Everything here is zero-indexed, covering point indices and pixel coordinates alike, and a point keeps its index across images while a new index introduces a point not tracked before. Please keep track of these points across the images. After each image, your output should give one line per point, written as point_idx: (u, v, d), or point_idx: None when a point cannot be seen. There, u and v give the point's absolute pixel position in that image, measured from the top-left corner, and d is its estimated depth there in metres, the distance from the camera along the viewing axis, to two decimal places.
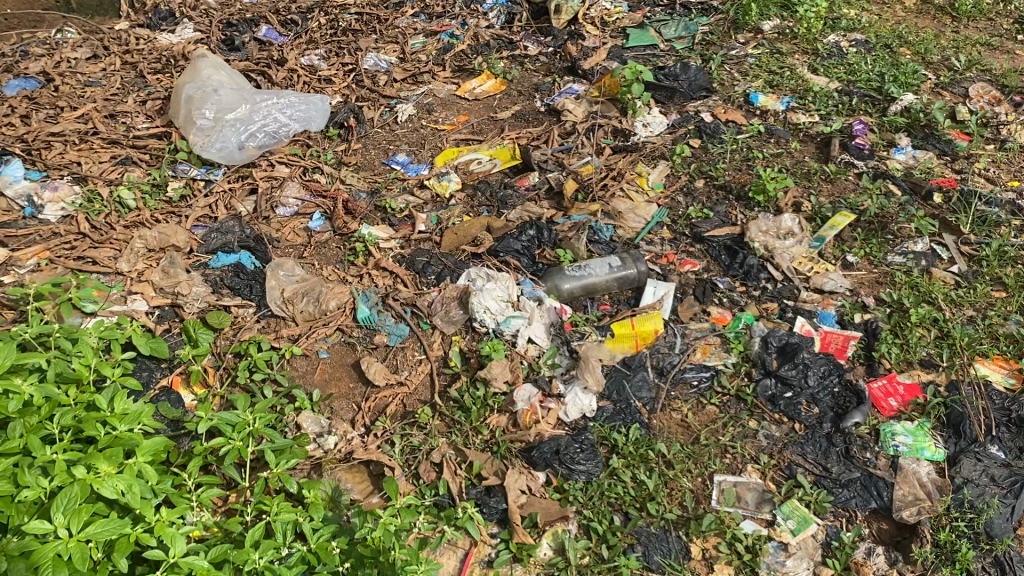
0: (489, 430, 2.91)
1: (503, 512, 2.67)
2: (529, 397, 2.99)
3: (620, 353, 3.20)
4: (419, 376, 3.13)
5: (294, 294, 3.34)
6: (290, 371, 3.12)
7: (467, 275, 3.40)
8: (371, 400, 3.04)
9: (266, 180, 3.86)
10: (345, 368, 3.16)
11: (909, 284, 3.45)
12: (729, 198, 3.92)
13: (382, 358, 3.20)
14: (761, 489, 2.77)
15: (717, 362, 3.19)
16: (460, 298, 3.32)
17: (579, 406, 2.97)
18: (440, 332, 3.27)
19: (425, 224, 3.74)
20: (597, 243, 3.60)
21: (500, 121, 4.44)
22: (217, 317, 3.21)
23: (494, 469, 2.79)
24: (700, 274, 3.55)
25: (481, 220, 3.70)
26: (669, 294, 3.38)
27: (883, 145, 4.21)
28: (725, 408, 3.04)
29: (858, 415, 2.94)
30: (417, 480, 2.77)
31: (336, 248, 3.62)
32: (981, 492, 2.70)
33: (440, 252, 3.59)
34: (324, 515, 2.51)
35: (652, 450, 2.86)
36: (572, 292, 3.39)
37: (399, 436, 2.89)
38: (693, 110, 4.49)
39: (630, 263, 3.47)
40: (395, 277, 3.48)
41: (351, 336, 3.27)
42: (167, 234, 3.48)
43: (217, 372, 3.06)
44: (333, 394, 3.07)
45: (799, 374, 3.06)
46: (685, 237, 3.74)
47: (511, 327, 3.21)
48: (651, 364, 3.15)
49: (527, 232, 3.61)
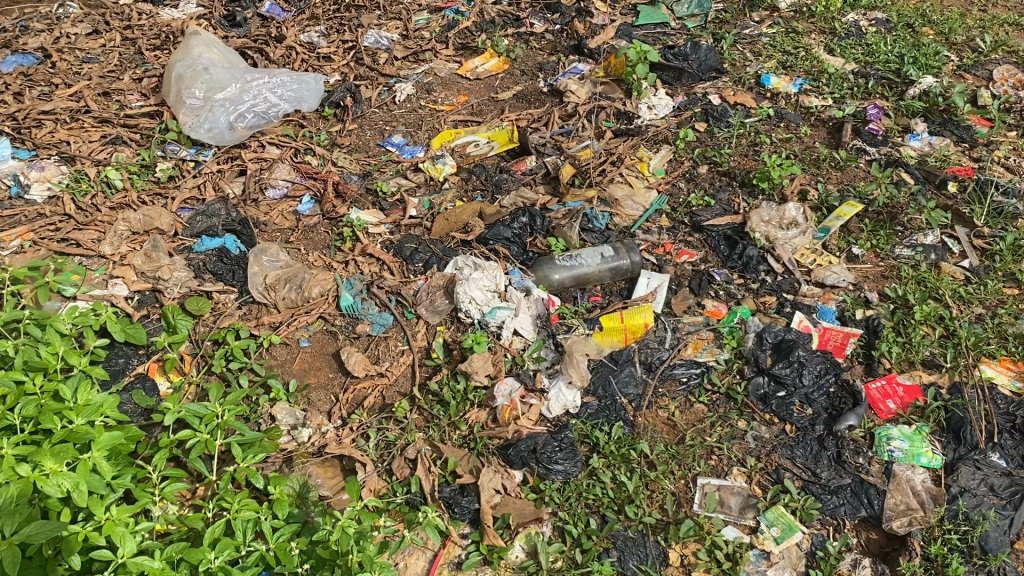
0: (467, 426, 2.84)
1: (475, 512, 2.59)
2: (510, 392, 2.89)
3: (608, 347, 3.08)
4: (400, 368, 3.06)
5: (277, 280, 3.26)
6: (269, 360, 3.07)
7: (454, 262, 3.30)
8: (350, 392, 2.97)
9: (256, 161, 3.78)
10: (325, 358, 3.10)
11: (915, 278, 3.30)
12: (733, 185, 3.78)
13: (363, 348, 3.13)
14: (745, 493, 2.67)
15: (708, 358, 3.08)
16: (446, 287, 3.22)
17: (562, 402, 2.88)
18: (425, 322, 3.18)
19: (417, 208, 3.64)
20: (591, 232, 3.48)
21: (501, 101, 4.32)
22: (196, 302, 3.16)
23: (469, 466, 2.71)
24: (697, 266, 3.43)
25: (473, 205, 3.59)
26: (663, 286, 3.26)
27: (898, 131, 4.03)
28: (714, 407, 2.94)
29: (852, 418, 2.82)
30: (390, 477, 2.70)
31: (324, 233, 3.54)
32: (977, 503, 2.57)
33: (430, 239, 3.49)
34: (289, 512, 2.45)
35: (634, 450, 2.77)
36: (563, 282, 3.27)
37: (375, 430, 2.82)
38: (701, 92, 4.34)
39: (623, 253, 3.33)
40: (381, 264, 3.38)
41: (333, 325, 3.20)
42: (151, 216, 3.42)
43: (194, 360, 3.01)
44: (311, 385, 3.01)
45: (793, 373, 2.93)
46: (684, 226, 3.61)
47: (496, 317, 3.09)
48: (639, 359, 3.05)
49: (519, 218, 3.49)
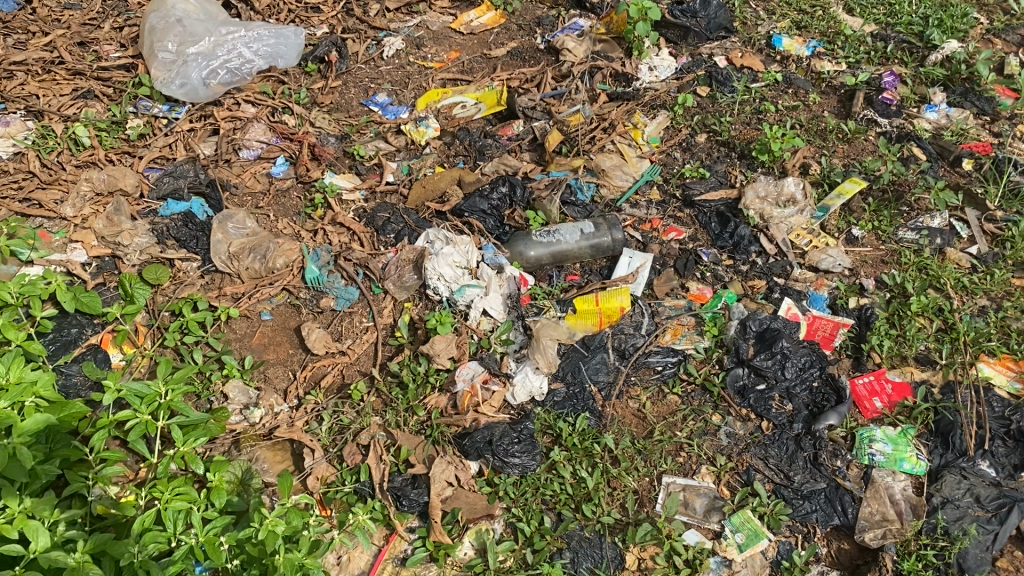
0: (425, 411, 2.71)
1: (425, 505, 2.47)
2: (472, 377, 2.76)
3: (580, 331, 2.93)
4: (362, 346, 2.93)
5: (241, 248, 3.11)
6: (227, 334, 2.94)
7: (426, 236, 3.14)
8: (308, 370, 2.85)
9: (229, 120, 3.62)
10: (286, 332, 2.98)
11: (917, 264, 3.08)
12: (732, 155, 3.55)
13: (326, 324, 3.00)
14: (712, 496, 2.53)
15: (687, 346, 2.91)
16: (415, 262, 3.06)
17: (527, 389, 2.73)
18: (392, 297, 3.05)
19: (394, 173, 3.49)
20: (573, 205, 3.28)
21: (493, 59, 4.12)
22: (155, 270, 3.02)
23: (423, 455, 2.58)
24: (685, 244, 3.23)
25: (453, 172, 3.41)
26: (645, 266, 3.07)
27: (914, 101, 3.76)
28: (688, 399, 2.78)
29: (833, 417, 2.65)
30: (340, 463, 2.58)
31: (297, 198, 3.40)
32: (959, 516, 2.39)
33: (404, 208, 3.34)
34: (227, 501, 2.36)
35: (597, 443, 2.63)
36: (539, 259, 3.11)
37: (329, 412, 2.70)
38: (707, 53, 4.07)
39: (605, 229, 3.15)
40: (351, 234, 3.24)
41: (297, 297, 3.07)
42: (115, 177, 3.28)
43: (149, 331, 2.91)
44: (269, 361, 2.89)
45: (775, 365, 2.75)
46: (675, 199, 3.40)
47: (465, 296, 2.95)
48: (612, 345, 2.88)
49: (499, 188, 3.30)
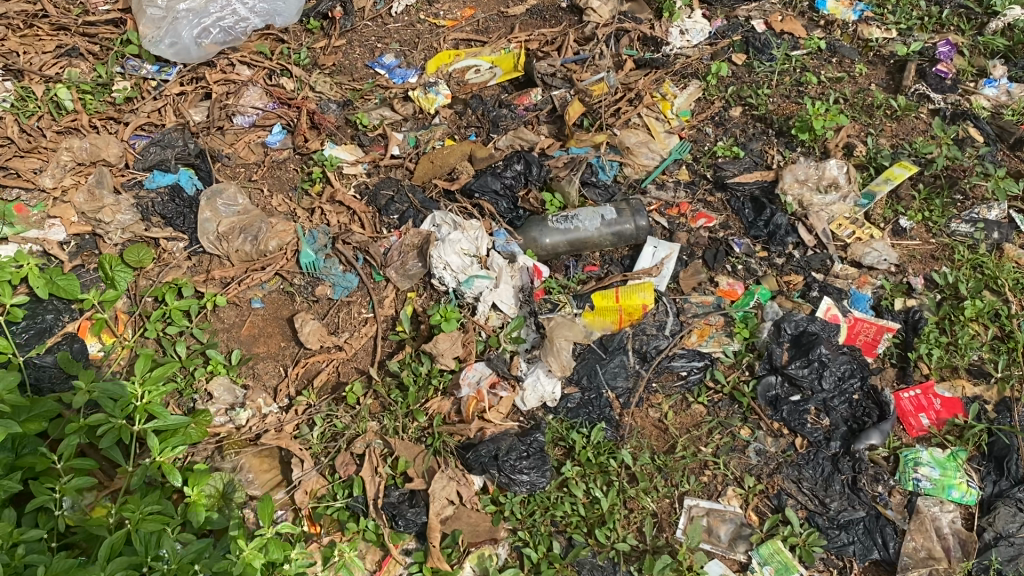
0: (426, 417, 2.48)
1: (423, 526, 2.25)
2: (478, 380, 2.52)
3: (598, 329, 2.68)
4: (360, 341, 2.70)
5: (230, 228, 2.88)
6: (214, 323, 2.72)
7: (432, 218, 2.89)
8: (301, 366, 2.63)
9: (222, 84, 3.34)
10: (279, 322, 2.76)
11: (971, 262, 2.79)
12: (768, 132, 3.25)
13: (322, 314, 2.77)
14: (739, 522, 2.29)
15: (715, 349, 2.65)
16: (420, 248, 2.82)
17: (538, 394, 2.49)
18: (394, 287, 2.81)
19: (399, 146, 3.23)
20: (593, 187, 3.00)
21: (511, 18, 3.79)
22: (136, 252, 2.76)
23: (422, 468, 2.36)
24: (715, 232, 2.95)
25: (464, 146, 3.17)
26: (671, 258, 2.82)
27: (971, 75, 3.44)
28: (714, 410, 2.54)
29: (875, 436, 2.41)
30: (332, 475, 2.37)
31: (293, 171, 3.15)
32: (1015, 555, 2.16)
33: (410, 184, 3.08)
34: (205, 518, 2.14)
35: (613, 459, 2.39)
36: (555, 247, 2.84)
37: (321, 415, 2.48)
38: (744, 15, 3.71)
39: (628, 215, 2.88)
40: (351, 214, 2.99)
41: (291, 283, 2.83)
42: (98, 146, 3.02)
43: (130, 319, 2.68)
44: (258, 355, 2.67)
45: (812, 375, 2.51)
46: (705, 180, 3.11)
47: (473, 288, 2.71)
48: (632, 347, 2.63)
49: (513, 165, 3.01)
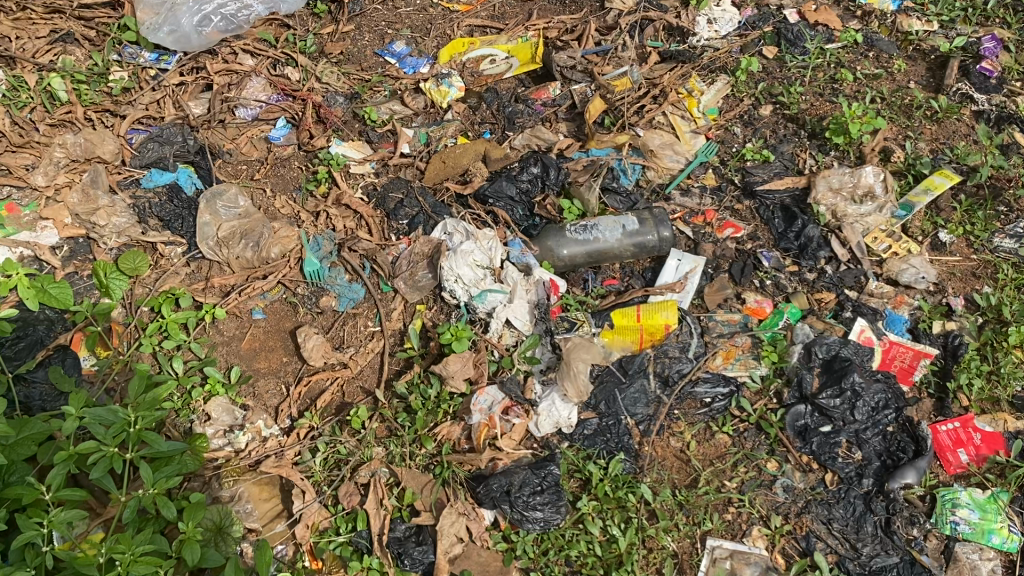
0: (435, 444, 2.35)
1: (429, 566, 2.13)
2: (490, 406, 2.38)
3: (618, 349, 2.55)
4: (366, 357, 2.56)
5: (231, 233, 2.73)
6: (213, 336, 2.59)
7: (443, 226, 2.74)
8: (304, 385, 2.50)
9: (223, 74, 3.18)
10: (281, 335, 2.62)
11: (1016, 282, 2.62)
12: (800, 134, 3.07)
13: (326, 327, 2.63)
14: (764, 565, 2.15)
15: (740, 373, 2.51)
16: (431, 257, 2.68)
17: (553, 420, 2.37)
18: (402, 298, 2.67)
19: (410, 143, 3.06)
20: (614, 193, 2.85)
21: (529, 3, 3.58)
22: (132, 259, 2.63)
23: (430, 500, 2.24)
24: (742, 244, 2.80)
25: (478, 145, 3.01)
26: (695, 272, 2.67)
27: (1018, 72, 3.23)
28: (739, 440, 2.40)
29: (910, 475, 2.26)
30: (335, 506, 2.25)
31: (297, 169, 3.00)
32: None
33: (420, 186, 2.93)
34: (201, 555, 2.01)
35: (632, 493, 2.27)
36: (573, 258, 2.69)
37: (324, 440, 2.35)
38: (775, 4, 3.50)
39: (651, 225, 2.71)
40: (358, 218, 2.83)
41: (294, 292, 2.69)
42: (92, 141, 2.86)
43: (125, 332, 2.55)
44: (259, 371, 2.54)
45: (843, 406, 2.36)
46: (733, 187, 2.94)
47: (486, 303, 2.57)
48: (653, 370, 2.48)
49: (530, 168, 2.86)
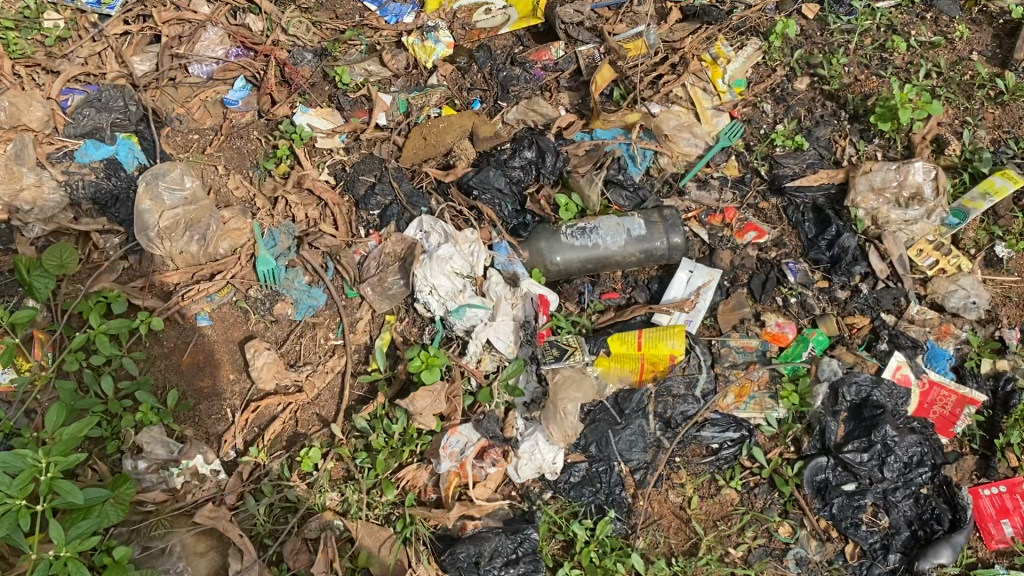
0: (398, 490, 2.05)
1: None
2: (463, 449, 2.07)
3: (614, 381, 2.20)
4: (324, 378, 2.24)
5: (174, 222, 2.35)
6: (152, 349, 2.26)
7: (419, 223, 2.37)
8: (252, 411, 2.19)
9: (173, 25, 2.74)
10: (229, 348, 2.30)
11: None
12: (840, 115, 2.64)
13: (280, 340, 2.30)
14: None
15: (754, 415, 2.18)
16: (404, 260, 2.33)
17: (536, 465, 2.06)
18: (369, 307, 2.33)
19: (386, 113, 2.65)
20: (619, 187, 2.45)
21: None
22: (60, 252, 2.26)
23: (388, 564, 1.93)
24: (765, 252, 2.42)
25: (466, 120, 2.61)
26: (708, 287, 2.33)
27: None
28: (748, 498, 2.11)
29: (945, 553, 1.95)
30: (280, 566, 1.96)
31: (256, 140, 2.60)
32: None
33: (396, 168, 2.53)
34: None
35: (622, 563, 1.98)
36: (568, 265, 2.33)
37: (269, 482, 2.05)
38: None
39: (659, 230, 2.33)
40: (323, 207, 2.46)
41: (245, 296, 2.34)
42: (18, 107, 2.47)
43: (50, 340, 2.22)
44: (202, 391, 2.23)
45: (872, 462, 2.03)
46: (758, 179, 2.54)
47: (464, 319, 2.23)
48: (654, 409, 2.15)
49: (522, 152, 2.45)
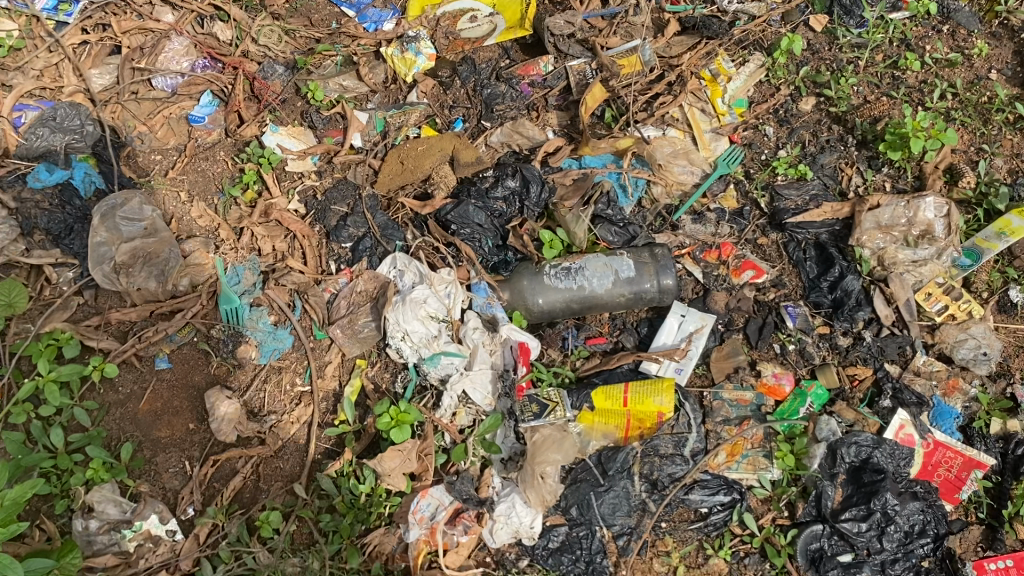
0: (364, 557, 1.92)
1: None
2: (433, 514, 1.94)
3: (597, 438, 2.05)
4: (289, 430, 2.11)
5: (132, 256, 2.21)
6: (107, 396, 2.13)
7: (392, 260, 2.23)
8: (212, 465, 2.06)
9: (135, 34, 2.56)
10: (189, 393, 2.14)
11: None
12: (848, 140, 2.46)
13: (243, 387, 2.15)
14: None
15: (746, 476, 2.05)
16: (376, 301, 2.19)
17: (512, 529, 1.92)
18: (339, 350, 2.18)
19: (362, 134, 2.48)
20: (608, 221, 2.29)
21: None
22: (9, 289, 2.12)
23: None
24: (763, 293, 2.27)
25: (446, 142, 2.43)
26: (701, 333, 2.18)
27: None
28: (738, 568, 1.98)
29: None
30: None
31: (222, 163, 2.43)
32: None
33: (371, 194, 2.37)
34: None
35: None
36: (551, 308, 2.17)
37: (226, 548, 1.92)
38: None
39: (649, 272, 2.17)
40: (290, 236, 2.32)
41: (207, 335, 2.19)
42: None
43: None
44: (160, 442, 2.09)
45: (870, 532, 1.90)
46: (758, 211, 2.38)
47: (439, 368, 2.09)
48: (640, 470, 2.01)
49: (505, 180, 2.31)
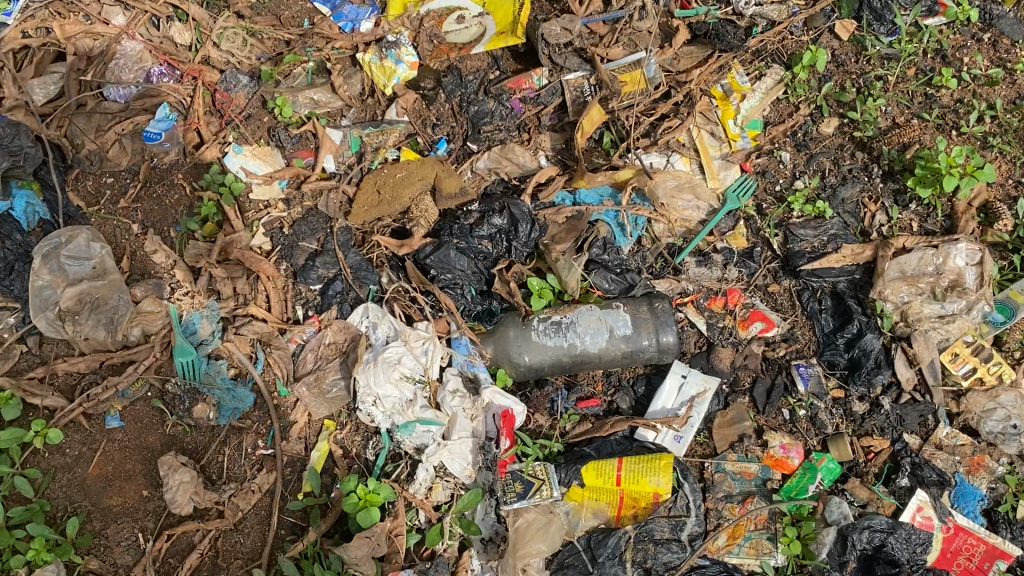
0: None
1: None
2: None
3: (587, 518, 1.88)
4: (248, 501, 1.93)
5: (78, 301, 1.98)
6: (53, 460, 1.96)
7: (363, 311, 2.04)
8: (166, 540, 1.91)
9: (82, 38, 2.29)
10: (141, 456, 1.96)
11: None
12: (873, 171, 2.20)
13: (200, 449, 1.97)
14: None
15: (748, 561, 1.90)
16: (346, 356, 2.00)
17: None
18: (305, 410, 1.98)
19: (335, 156, 2.25)
20: (605, 267, 2.09)
21: None
22: None
23: None
24: (773, 348, 2.09)
25: (429, 168, 2.19)
26: (703, 399, 2.00)
27: None
28: None
29: None
30: None
31: (180, 189, 2.18)
32: None
33: (343, 227, 2.14)
34: None
35: None
36: (538, 366, 1.97)
37: None
38: None
39: (647, 329, 1.96)
40: (252, 278, 2.09)
41: (162, 391, 1.99)
42: None
43: None
44: (111, 512, 1.93)
45: None
46: (769, 253, 2.16)
47: (414, 436, 1.91)
48: (631, 558, 1.84)
49: (492, 217, 2.07)
